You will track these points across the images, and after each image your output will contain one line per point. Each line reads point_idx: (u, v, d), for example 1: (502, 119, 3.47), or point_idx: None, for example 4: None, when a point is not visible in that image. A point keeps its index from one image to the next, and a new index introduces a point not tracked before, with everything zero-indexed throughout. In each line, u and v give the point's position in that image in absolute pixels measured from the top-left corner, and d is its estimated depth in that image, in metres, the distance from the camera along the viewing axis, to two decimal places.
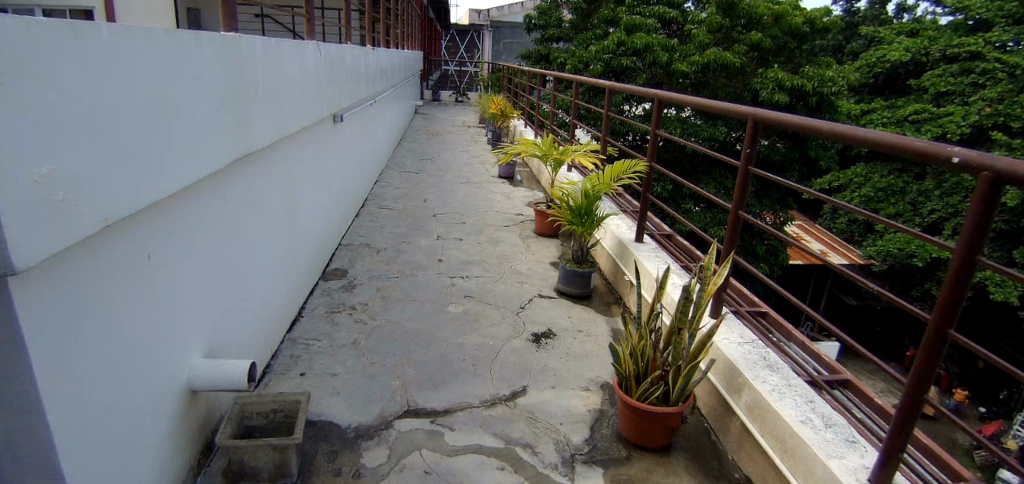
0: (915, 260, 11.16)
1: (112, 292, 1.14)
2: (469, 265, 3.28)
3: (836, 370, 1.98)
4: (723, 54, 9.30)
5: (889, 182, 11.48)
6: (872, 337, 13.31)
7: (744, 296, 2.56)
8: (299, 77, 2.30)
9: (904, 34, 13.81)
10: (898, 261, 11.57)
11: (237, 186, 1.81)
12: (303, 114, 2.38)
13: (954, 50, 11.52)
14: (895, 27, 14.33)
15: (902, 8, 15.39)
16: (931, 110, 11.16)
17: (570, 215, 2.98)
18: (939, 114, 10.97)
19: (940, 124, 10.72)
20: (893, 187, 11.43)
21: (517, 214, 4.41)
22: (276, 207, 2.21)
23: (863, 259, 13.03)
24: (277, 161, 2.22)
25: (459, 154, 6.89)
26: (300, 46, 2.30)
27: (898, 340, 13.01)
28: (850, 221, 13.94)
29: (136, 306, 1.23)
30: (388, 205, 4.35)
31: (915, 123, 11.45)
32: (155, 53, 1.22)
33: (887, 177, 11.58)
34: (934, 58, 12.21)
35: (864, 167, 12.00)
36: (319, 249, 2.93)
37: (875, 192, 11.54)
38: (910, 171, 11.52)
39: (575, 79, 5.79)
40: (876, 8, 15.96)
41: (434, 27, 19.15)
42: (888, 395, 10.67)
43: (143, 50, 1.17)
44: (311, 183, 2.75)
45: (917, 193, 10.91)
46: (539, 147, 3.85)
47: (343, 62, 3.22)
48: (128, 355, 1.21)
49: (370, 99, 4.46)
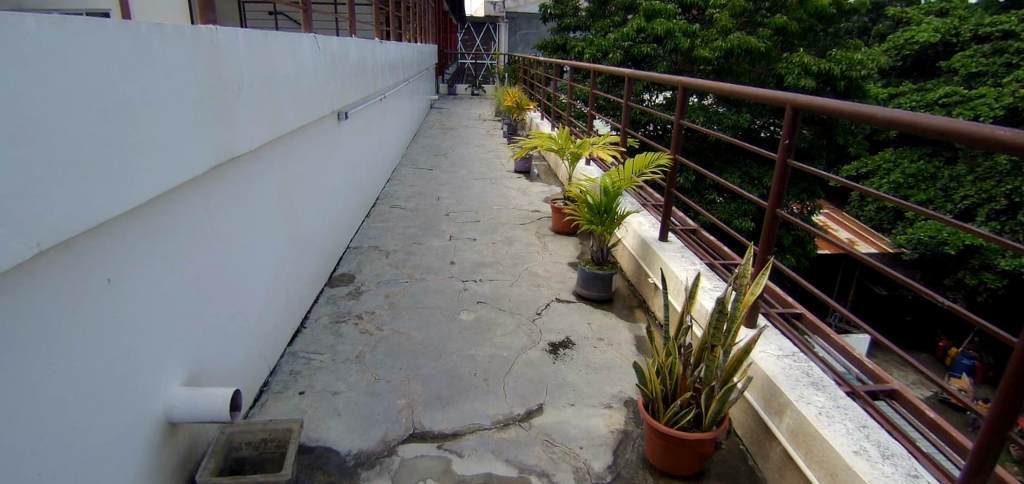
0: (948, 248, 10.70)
1: (54, 327, 1.01)
2: (482, 267, 3.12)
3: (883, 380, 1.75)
4: (748, 39, 8.93)
5: (919, 168, 10.91)
6: (903, 328, 12.88)
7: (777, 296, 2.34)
8: (293, 73, 2.14)
9: (933, 15, 13.32)
10: (929, 249, 11.16)
11: (223, 194, 1.68)
12: (300, 112, 2.23)
13: (986, 30, 11.12)
14: (924, 7, 13.69)
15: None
16: (962, 93, 10.61)
17: (589, 214, 2.77)
18: (971, 96, 10.43)
19: (972, 107, 10.20)
20: (924, 173, 10.85)
21: (533, 211, 4.23)
22: (271, 213, 2.09)
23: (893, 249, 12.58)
24: (271, 164, 2.08)
25: (475, 149, 6.75)
26: (293, 41, 2.15)
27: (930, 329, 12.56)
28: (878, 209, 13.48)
29: (88, 340, 1.09)
30: (400, 203, 4.22)
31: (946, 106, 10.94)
32: (108, 49, 1.08)
33: (918, 162, 11.06)
34: (964, 39, 11.69)
35: (893, 151, 11.55)
36: (325, 254, 2.81)
37: (905, 179, 11.08)
38: (940, 155, 11.01)
39: (593, 68, 5.58)
40: None
41: (449, 21, 19.07)
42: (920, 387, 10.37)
43: (91, 49, 1.03)
44: (313, 186, 2.61)
45: (949, 178, 10.40)
46: (554, 140, 3.65)
47: (346, 56, 3.05)
48: (79, 393, 1.07)
49: (379, 94, 4.29)
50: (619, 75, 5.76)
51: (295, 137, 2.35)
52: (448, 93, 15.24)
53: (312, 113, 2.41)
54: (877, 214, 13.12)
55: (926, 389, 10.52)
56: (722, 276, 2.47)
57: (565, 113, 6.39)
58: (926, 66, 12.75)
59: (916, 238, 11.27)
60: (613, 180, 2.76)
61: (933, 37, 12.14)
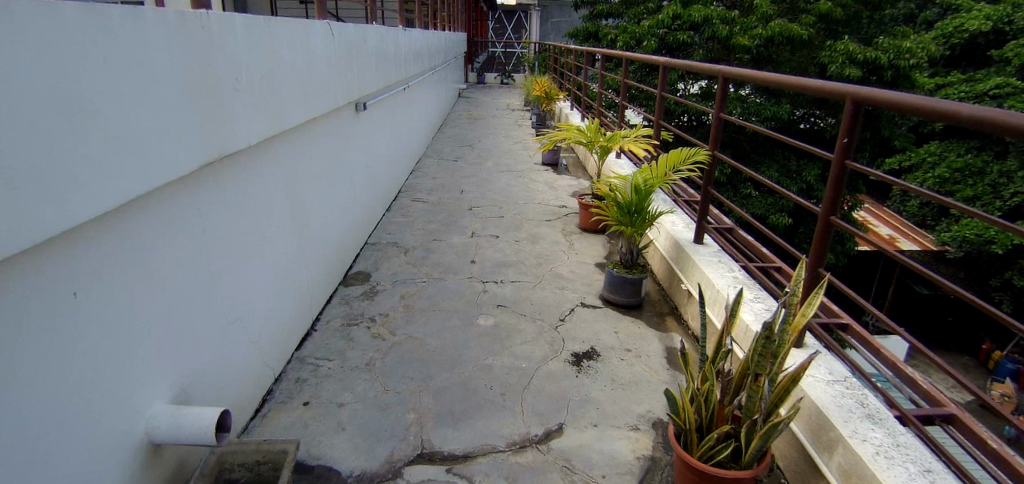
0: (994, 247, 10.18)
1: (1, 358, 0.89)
2: (503, 267, 2.96)
3: (937, 402, 1.54)
4: (790, 27, 8.49)
5: (966, 162, 10.29)
6: (943, 329, 12.30)
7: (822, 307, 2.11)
8: (299, 61, 2.01)
9: None
10: (975, 248, 10.58)
11: (217, 193, 1.56)
12: (307, 103, 2.10)
13: None
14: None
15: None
16: (1014, 84, 10.18)
17: (618, 214, 2.56)
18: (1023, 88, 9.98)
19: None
20: (972, 168, 10.20)
21: (560, 206, 4.06)
22: (276, 210, 1.98)
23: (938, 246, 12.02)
24: (276, 160, 1.96)
25: (501, 140, 6.57)
26: (299, 26, 2.00)
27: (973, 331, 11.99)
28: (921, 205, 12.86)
29: (45, 368, 0.98)
30: (422, 197, 4.09)
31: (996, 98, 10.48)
32: (61, 36, 0.94)
33: (965, 155, 10.45)
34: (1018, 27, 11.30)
35: (939, 145, 10.93)
36: (341, 251, 2.72)
37: (950, 173, 10.47)
38: (989, 149, 10.41)
39: (624, 57, 5.34)
40: None
41: (480, 8, 18.88)
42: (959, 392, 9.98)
43: (36, 40, 0.89)
44: (326, 180, 2.50)
45: (998, 174, 9.78)
46: (583, 133, 3.44)
47: (365, 45, 2.92)
48: (34, 425, 0.96)
49: (401, 84, 4.15)
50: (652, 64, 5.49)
51: (303, 129, 2.22)
52: (477, 82, 15.09)
53: (322, 103, 2.28)
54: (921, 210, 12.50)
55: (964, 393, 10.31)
56: (764, 285, 2.26)
57: (596, 103, 6.16)
58: (975, 54, 12.31)
59: (960, 235, 10.73)
60: (645, 178, 2.55)
61: (984, 25, 11.64)
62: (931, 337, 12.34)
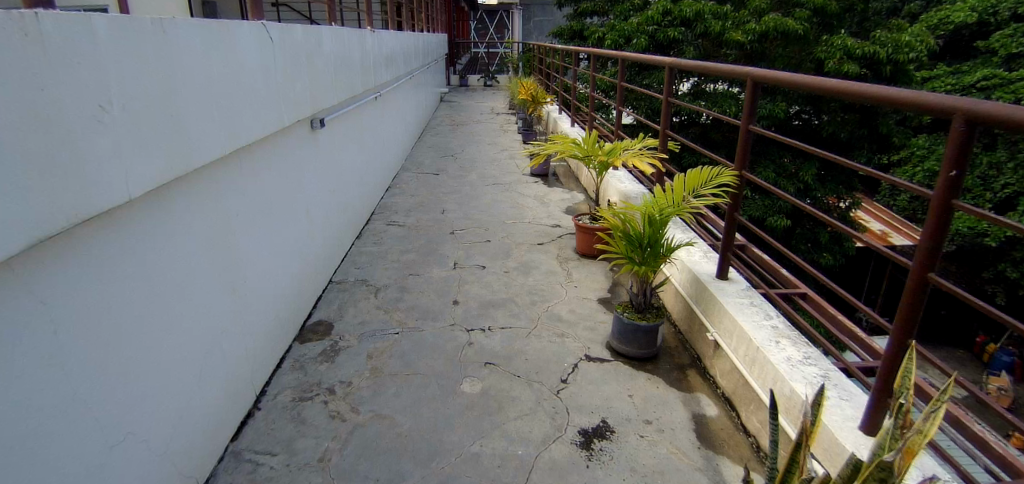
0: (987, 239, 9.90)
1: None
2: (491, 309, 2.50)
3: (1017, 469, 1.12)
4: (785, 21, 8.14)
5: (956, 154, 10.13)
6: (936, 322, 12.13)
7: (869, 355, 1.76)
8: (218, 75, 1.53)
9: None
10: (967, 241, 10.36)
11: (87, 269, 1.10)
12: (233, 129, 1.63)
13: None
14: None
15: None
16: (1002, 75, 10.01)
17: (629, 249, 2.11)
18: (1012, 79, 9.80)
19: (1014, 90, 9.48)
20: None
21: (553, 226, 3.62)
22: (194, 274, 1.51)
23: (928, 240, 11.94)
24: (188, 207, 1.49)
25: (486, 148, 6.12)
26: (216, 29, 1.53)
27: (967, 324, 11.84)
28: (911, 199, 12.93)
29: None
30: (398, 220, 3.62)
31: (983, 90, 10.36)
32: None
33: None
34: (1003, 18, 11.15)
35: (925, 138, 10.83)
36: (294, 299, 2.25)
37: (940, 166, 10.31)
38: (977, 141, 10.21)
39: (616, 57, 4.95)
40: None
41: (460, 9, 18.34)
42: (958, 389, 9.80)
43: None
44: (269, 219, 2.04)
45: (988, 165, 9.55)
46: (578, 146, 2.97)
47: (319, 50, 2.44)
48: None
49: (371, 95, 3.68)
50: (647, 64, 5.06)
51: (232, 161, 1.75)
52: (459, 84, 14.55)
53: (256, 128, 1.80)
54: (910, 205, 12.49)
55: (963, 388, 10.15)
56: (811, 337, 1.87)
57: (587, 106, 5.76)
58: (960, 46, 12.21)
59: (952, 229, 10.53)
60: (659, 205, 2.10)
61: (969, 16, 11.46)
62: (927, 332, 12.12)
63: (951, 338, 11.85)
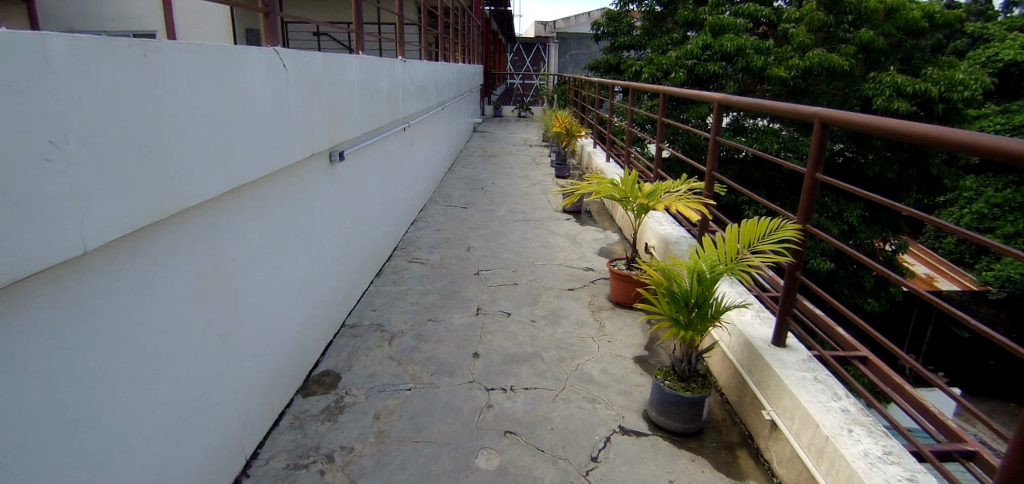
0: None
1: None
2: (514, 365, 2.26)
3: None
4: (831, 57, 7.83)
5: (1007, 197, 9.52)
6: (984, 373, 11.30)
7: (957, 448, 1.46)
8: (216, 104, 1.39)
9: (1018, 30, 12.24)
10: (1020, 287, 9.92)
11: (39, 326, 0.94)
12: (232, 162, 1.47)
13: None
14: (1004, 22, 12.74)
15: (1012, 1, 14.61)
16: None
17: (674, 309, 1.85)
18: None
19: None
20: (1012, 203, 9.46)
21: (585, 268, 3.38)
22: (178, 325, 1.35)
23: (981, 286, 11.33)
24: (177, 252, 1.33)
25: (517, 181, 5.96)
26: (218, 55, 1.39)
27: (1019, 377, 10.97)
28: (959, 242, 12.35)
29: None
30: (421, 257, 3.44)
31: None
32: None
33: (1004, 190, 9.72)
34: None
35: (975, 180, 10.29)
36: (300, 345, 2.07)
37: (989, 209, 9.66)
38: None
39: (652, 93, 4.89)
40: (980, 3, 14.26)
41: (497, 42, 18.51)
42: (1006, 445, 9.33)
43: None
44: (275, 260, 1.88)
45: None
46: (615, 188, 2.75)
47: (341, 80, 2.31)
48: None
49: (398, 126, 3.54)
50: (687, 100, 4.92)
51: (233, 199, 1.59)
52: (493, 115, 14.56)
53: (261, 161, 1.65)
54: (958, 248, 11.93)
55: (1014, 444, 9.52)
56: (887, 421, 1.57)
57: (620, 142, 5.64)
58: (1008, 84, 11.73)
59: (1004, 275, 10.09)
60: (709, 261, 1.85)
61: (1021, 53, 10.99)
62: (974, 383, 11.26)
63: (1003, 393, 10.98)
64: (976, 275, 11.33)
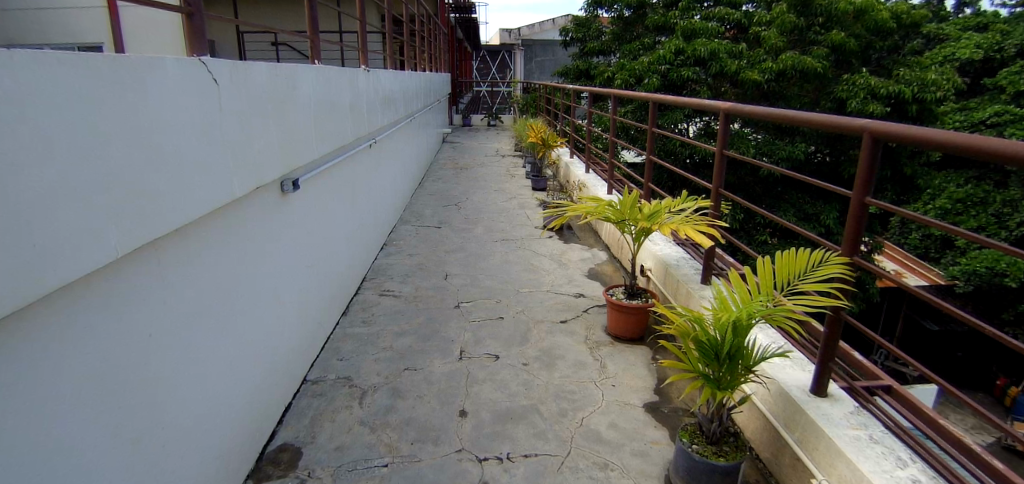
0: (1007, 279, 9.57)
1: None
2: (509, 424, 1.93)
3: None
4: (804, 60, 7.82)
5: (968, 193, 9.71)
6: (952, 365, 11.35)
7: None
8: (108, 138, 1.02)
9: (969, 30, 12.72)
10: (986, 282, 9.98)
11: None
12: (136, 210, 1.10)
13: None
14: (955, 23, 13.15)
15: (963, 2, 15.15)
16: (1013, 111, 9.92)
17: (702, 361, 1.57)
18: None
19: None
20: (973, 198, 9.66)
21: (577, 294, 3.08)
22: (67, 440, 0.98)
23: (947, 280, 11.49)
24: (62, 340, 0.97)
25: (493, 195, 5.64)
26: (109, 70, 1.03)
27: (985, 366, 11.20)
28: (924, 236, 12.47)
29: None
30: (393, 288, 3.07)
31: (995, 127, 10.18)
32: None
33: (964, 186, 9.88)
34: (1009, 54, 11.24)
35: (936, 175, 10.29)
36: (249, 418, 1.70)
37: (951, 205, 9.86)
38: (989, 179, 9.95)
39: (621, 95, 4.63)
40: (933, 5, 14.79)
41: (462, 50, 18.18)
42: (978, 434, 9.59)
43: None
44: (211, 323, 1.50)
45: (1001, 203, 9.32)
46: (611, 209, 2.46)
47: (292, 96, 1.95)
48: None
49: (362, 142, 3.18)
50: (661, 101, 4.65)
51: (147, 255, 1.22)
52: (462, 124, 14.23)
53: (183, 206, 1.27)
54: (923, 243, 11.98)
55: (985, 434, 9.68)
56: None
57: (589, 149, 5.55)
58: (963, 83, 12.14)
59: (971, 269, 10.21)
60: (742, 303, 1.58)
61: (975, 53, 11.38)
62: (942, 374, 11.38)
63: (972, 383, 11.26)
64: (942, 270, 11.56)
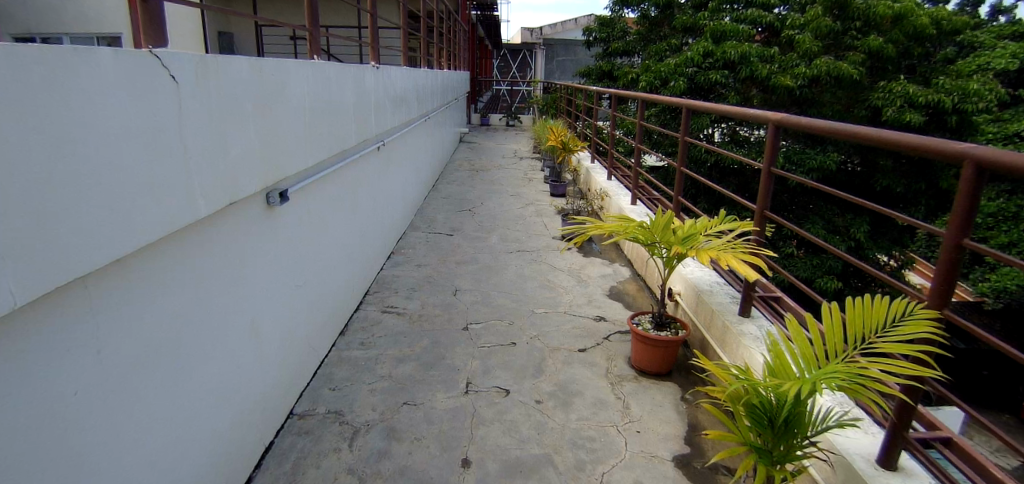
0: None
1: None
2: (517, 479, 1.68)
3: None
4: (840, 65, 7.43)
5: (999, 207, 9.07)
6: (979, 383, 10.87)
7: None
8: (0, 151, 0.76)
9: (1008, 38, 12.17)
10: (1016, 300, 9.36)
11: None
12: (49, 244, 0.85)
13: None
14: (992, 30, 12.59)
15: (997, 10, 14.41)
16: None
17: (750, 428, 1.31)
18: None
19: None
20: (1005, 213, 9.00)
21: (597, 317, 2.81)
22: None
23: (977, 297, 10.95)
24: None
25: (508, 200, 5.39)
26: (8, 63, 0.78)
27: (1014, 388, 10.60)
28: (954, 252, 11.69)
29: None
30: (397, 305, 2.84)
31: None
32: None
33: (997, 200, 9.28)
34: None
35: None
36: (219, 470, 1.46)
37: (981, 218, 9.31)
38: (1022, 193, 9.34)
39: (643, 97, 4.37)
40: (970, 11, 14.18)
41: (483, 48, 17.93)
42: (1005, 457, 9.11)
43: None
44: (169, 365, 1.25)
45: None
46: (638, 228, 2.19)
47: (280, 96, 1.73)
48: None
49: (369, 146, 2.95)
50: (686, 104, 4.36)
51: (74, 298, 0.96)
52: (480, 124, 14.01)
53: (123, 230, 1.02)
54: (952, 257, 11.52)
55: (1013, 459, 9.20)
56: None
57: (609, 153, 5.32)
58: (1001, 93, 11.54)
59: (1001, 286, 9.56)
60: (800, 359, 1.32)
61: (1013, 61, 10.79)
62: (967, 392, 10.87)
63: None
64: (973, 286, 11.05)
